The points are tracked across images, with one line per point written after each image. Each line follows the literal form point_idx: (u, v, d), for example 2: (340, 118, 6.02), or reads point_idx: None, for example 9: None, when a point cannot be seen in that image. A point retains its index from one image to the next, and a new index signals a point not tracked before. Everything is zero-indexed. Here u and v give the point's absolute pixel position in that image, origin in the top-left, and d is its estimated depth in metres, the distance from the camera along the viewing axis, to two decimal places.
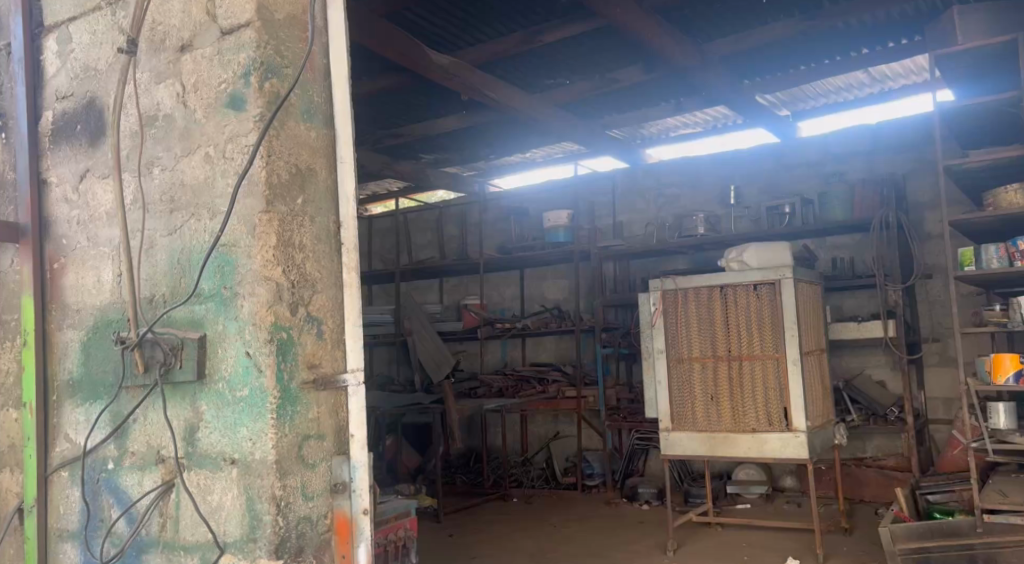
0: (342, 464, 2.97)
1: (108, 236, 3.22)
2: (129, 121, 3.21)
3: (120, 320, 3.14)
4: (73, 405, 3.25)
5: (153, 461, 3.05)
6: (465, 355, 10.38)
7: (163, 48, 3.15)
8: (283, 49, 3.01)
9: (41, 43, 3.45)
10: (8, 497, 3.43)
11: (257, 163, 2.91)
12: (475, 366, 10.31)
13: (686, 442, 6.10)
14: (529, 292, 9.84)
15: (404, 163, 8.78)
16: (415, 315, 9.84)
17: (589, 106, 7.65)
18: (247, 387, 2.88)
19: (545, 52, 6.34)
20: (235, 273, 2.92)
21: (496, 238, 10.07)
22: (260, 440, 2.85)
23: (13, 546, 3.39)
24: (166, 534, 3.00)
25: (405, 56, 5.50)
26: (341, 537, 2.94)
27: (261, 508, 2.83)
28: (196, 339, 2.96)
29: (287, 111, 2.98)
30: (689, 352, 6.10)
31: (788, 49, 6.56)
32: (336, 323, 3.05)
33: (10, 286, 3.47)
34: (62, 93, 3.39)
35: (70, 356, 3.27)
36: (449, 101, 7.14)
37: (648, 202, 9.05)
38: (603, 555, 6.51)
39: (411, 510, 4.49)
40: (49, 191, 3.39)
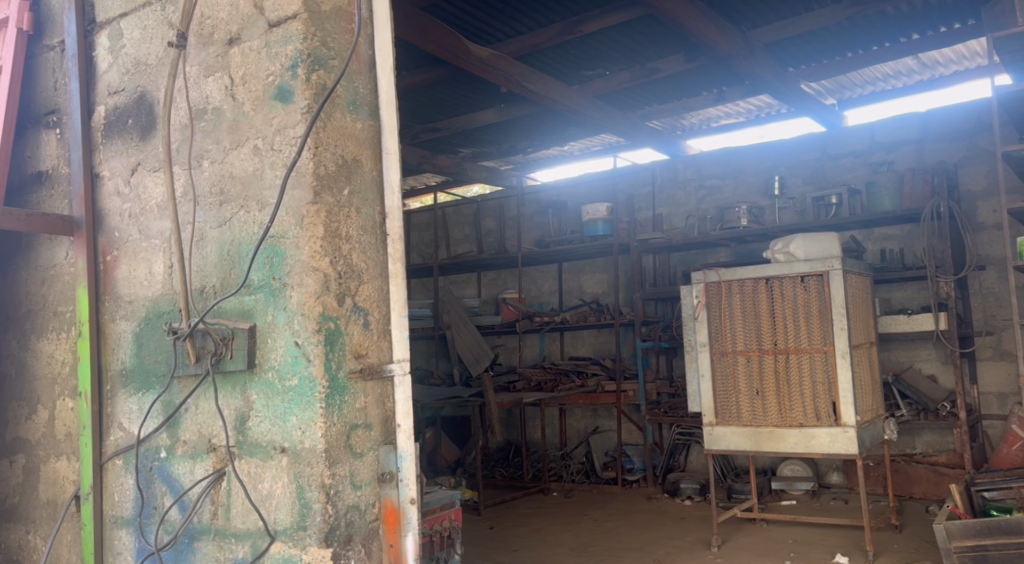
0: (388, 454, 2.99)
1: (159, 228, 3.27)
2: (178, 114, 3.24)
3: (172, 311, 3.19)
4: (127, 395, 3.30)
5: (204, 450, 3.09)
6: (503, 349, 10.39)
7: (211, 41, 3.18)
8: (329, 40, 3.02)
9: (92, 39, 3.51)
10: (65, 483, 3.51)
11: (305, 155, 2.94)
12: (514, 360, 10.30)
13: (730, 436, 6.04)
14: (567, 285, 9.81)
15: (444, 157, 8.80)
16: (453, 307, 10.06)
17: (630, 97, 7.60)
18: (297, 376, 2.90)
19: (585, 42, 6.30)
20: (284, 264, 2.95)
21: (534, 232, 10.05)
22: (309, 430, 2.88)
23: (70, 532, 3.45)
24: (217, 521, 3.04)
25: (446, 50, 5.51)
26: (389, 526, 2.96)
27: (310, 496, 2.86)
28: (246, 330, 2.99)
29: (333, 103, 3.00)
30: (733, 345, 6.04)
31: (833, 36, 6.45)
32: (382, 314, 3.07)
33: (65, 279, 3.55)
34: (114, 88, 3.44)
35: (124, 346, 3.32)
36: (488, 94, 7.14)
37: (689, 194, 8.96)
38: (645, 549, 6.48)
39: (457, 501, 4.49)
40: (102, 184, 3.45)
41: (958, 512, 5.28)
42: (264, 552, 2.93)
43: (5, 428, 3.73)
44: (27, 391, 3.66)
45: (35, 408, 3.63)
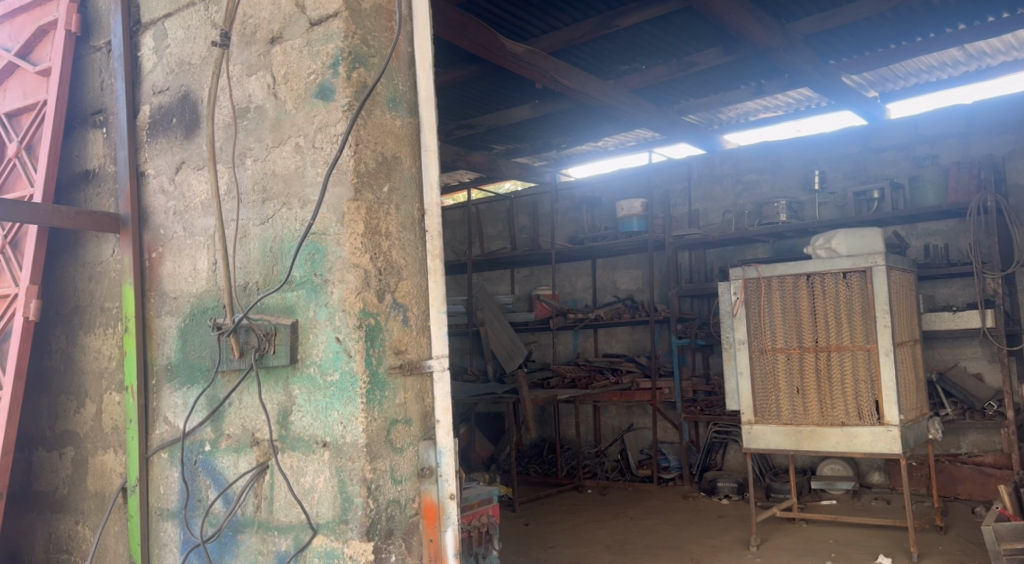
0: (428, 449, 3.02)
1: (203, 225, 3.32)
2: (222, 113, 3.28)
3: (216, 307, 3.24)
4: (172, 389, 3.36)
5: (248, 444, 3.13)
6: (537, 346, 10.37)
7: (254, 40, 3.21)
8: (370, 38, 3.04)
9: (138, 39, 3.57)
10: (112, 476, 3.57)
11: (346, 152, 2.96)
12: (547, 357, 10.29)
13: (770, 435, 5.97)
14: (601, 282, 9.78)
15: (478, 154, 8.80)
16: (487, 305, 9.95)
17: (667, 92, 7.55)
18: (338, 371, 2.93)
19: (621, 36, 6.26)
20: (325, 260, 2.98)
21: (568, 228, 10.04)
22: (350, 424, 2.90)
23: (117, 523, 3.52)
24: (261, 514, 3.08)
25: (481, 46, 5.51)
26: (429, 521, 2.99)
27: (352, 490, 2.89)
28: (289, 325, 3.02)
29: (373, 100, 3.02)
30: (772, 343, 5.97)
31: (876, 28, 6.35)
32: (421, 310, 3.09)
33: (112, 275, 3.61)
34: (159, 87, 3.49)
35: (169, 341, 3.38)
36: (524, 90, 7.13)
37: (726, 189, 8.89)
38: (682, 548, 6.44)
39: (494, 497, 4.49)
40: (147, 182, 3.51)
41: (1007, 514, 5.18)
42: (306, 546, 2.96)
43: (55, 421, 3.81)
44: (76, 384, 3.74)
45: (83, 402, 3.71)
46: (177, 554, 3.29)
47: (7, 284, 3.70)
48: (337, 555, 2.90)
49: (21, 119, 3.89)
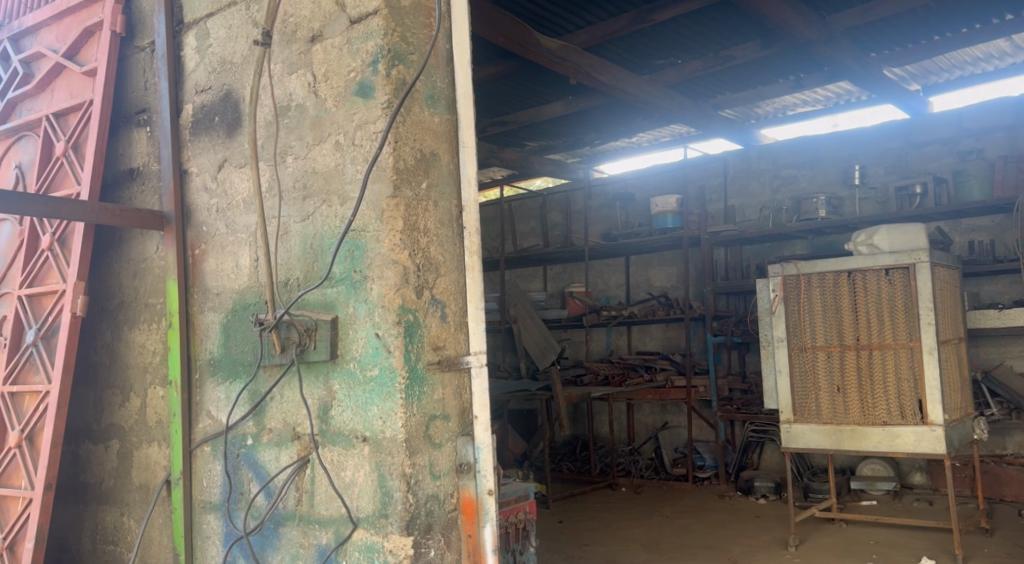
0: (466, 445, 3.03)
1: (245, 222, 3.36)
2: (264, 111, 3.32)
3: (258, 303, 3.28)
4: (215, 383, 3.41)
5: (289, 438, 3.17)
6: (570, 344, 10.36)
7: (294, 39, 3.25)
8: (409, 35, 3.06)
9: (181, 39, 3.63)
10: (157, 468, 3.63)
11: (386, 148, 2.98)
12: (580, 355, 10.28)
13: (809, 435, 5.90)
14: (634, 279, 9.74)
15: (511, 151, 8.81)
16: (521, 303, 9.82)
17: (704, 87, 7.49)
18: (377, 367, 2.96)
19: (658, 31, 6.23)
20: (365, 257, 3.00)
21: (601, 225, 10.00)
22: (390, 419, 2.92)
23: (161, 515, 3.58)
24: (302, 507, 3.11)
25: (515, 42, 5.51)
26: (468, 517, 3.00)
27: (392, 485, 2.91)
28: (329, 321, 3.05)
29: (412, 98, 3.03)
30: (812, 341, 5.90)
31: (918, 20, 6.26)
32: (459, 306, 3.10)
33: (156, 271, 3.67)
34: (201, 86, 3.54)
35: (211, 336, 3.43)
36: (558, 86, 7.12)
37: (763, 184, 8.78)
38: (719, 548, 6.39)
39: (531, 493, 4.49)
40: (190, 179, 3.56)
41: None
42: (347, 540, 2.99)
43: (101, 415, 3.88)
44: (121, 378, 3.81)
45: (128, 396, 3.77)
46: (220, 546, 3.33)
47: (55, 280, 3.78)
48: (378, 549, 2.93)
49: (68, 118, 3.96)
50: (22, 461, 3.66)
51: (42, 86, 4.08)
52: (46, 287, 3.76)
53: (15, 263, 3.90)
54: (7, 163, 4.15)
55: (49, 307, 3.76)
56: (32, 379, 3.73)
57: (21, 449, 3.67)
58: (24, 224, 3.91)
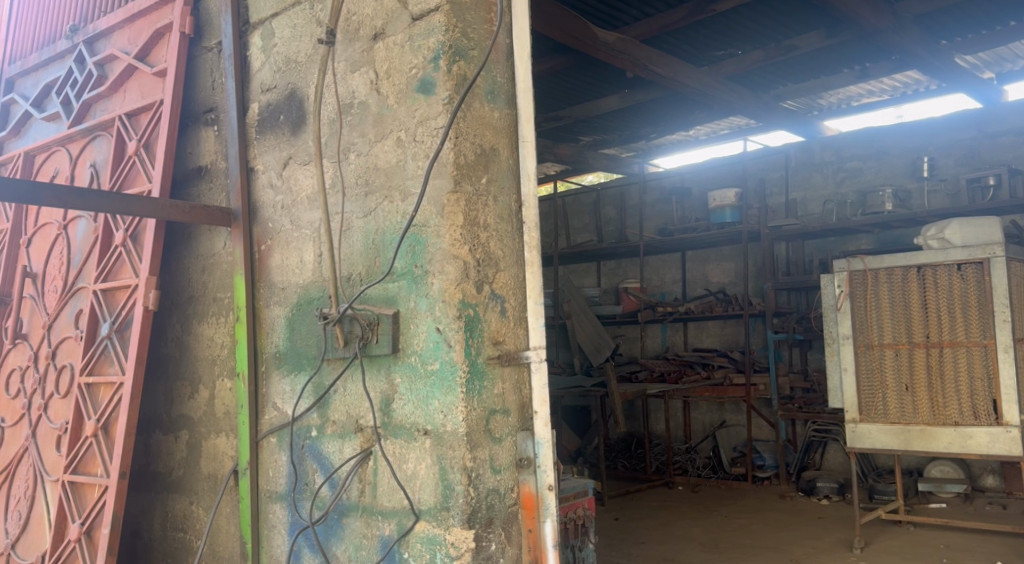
0: (526, 439, 3.04)
1: (309, 218, 3.42)
2: (327, 109, 3.37)
3: (322, 297, 3.34)
4: (281, 375, 3.48)
5: (352, 430, 3.22)
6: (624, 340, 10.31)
7: (357, 37, 3.29)
8: (470, 31, 3.07)
9: (247, 39, 3.70)
10: (224, 458, 3.73)
11: (446, 144, 3.00)
12: (634, 351, 10.22)
13: (875, 435, 5.76)
14: (691, 275, 9.64)
15: (565, 146, 8.79)
16: (573, 298, 9.70)
17: (765, 78, 7.36)
18: (438, 361, 2.98)
19: (718, 22, 6.14)
20: (426, 252, 3.03)
21: (656, 220, 9.91)
22: (451, 413, 2.95)
23: (229, 504, 3.66)
24: (365, 499, 3.16)
25: (572, 36, 5.48)
26: (528, 512, 3.01)
27: (453, 478, 2.93)
28: (391, 315, 3.09)
29: (472, 94, 3.05)
30: (880, 338, 5.75)
31: (991, 6, 6.07)
32: (518, 301, 3.11)
33: (224, 267, 3.76)
34: (267, 85, 3.61)
35: (277, 331, 3.50)
36: (615, 80, 7.07)
37: (826, 177, 8.60)
38: (781, 549, 6.30)
39: (590, 489, 4.48)
40: (257, 177, 3.63)
41: None
42: (409, 531, 3.02)
43: (171, 406, 4.00)
44: (190, 370, 3.92)
45: (197, 387, 3.88)
46: (285, 536, 3.40)
47: (128, 275, 3.89)
48: (440, 541, 2.95)
49: (140, 118, 4.08)
50: (98, 450, 3.78)
51: (115, 88, 4.20)
52: (120, 281, 3.89)
53: (91, 258, 4.04)
54: (83, 162, 4.29)
55: (122, 301, 3.88)
56: (107, 370, 3.86)
57: (97, 438, 3.80)
58: (99, 220, 4.04)
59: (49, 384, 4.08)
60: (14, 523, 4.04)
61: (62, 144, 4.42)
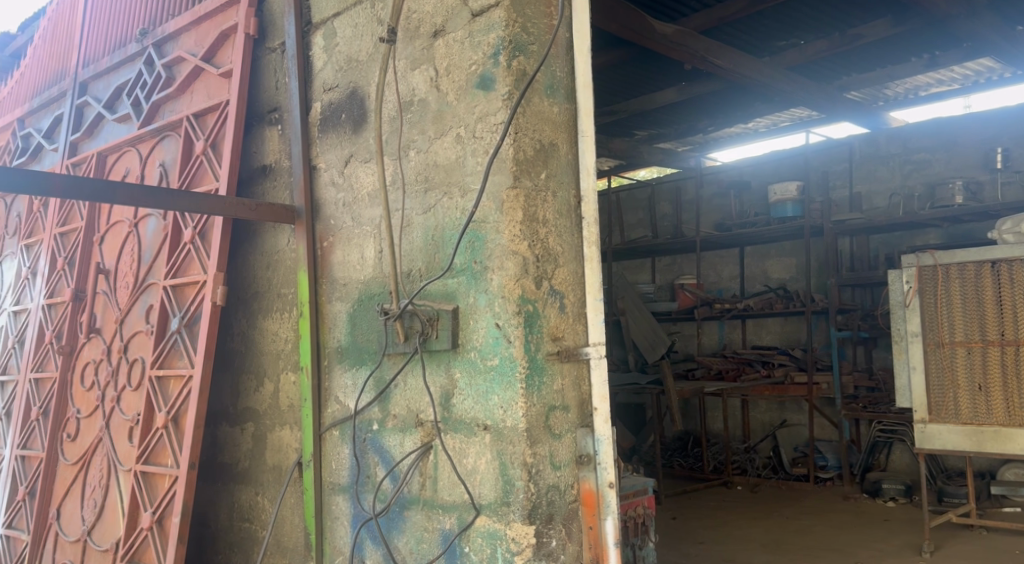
0: (586, 436, 3.04)
1: (370, 215, 3.46)
2: (388, 107, 3.41)
3: (382, 293, 3.38)
4: (343, 370, 3.53)
5: (413, 424, 3.25)
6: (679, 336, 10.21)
7: (418, 35, 3.31)
8: (529, 26, 3.07)
9: (309, 39, 3.76)
10: (289, 451, 3.79)
11: (506, 140, 3.01)
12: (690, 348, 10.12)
13: (946, 436, 5.59)
14: (750, 271, 9.50)
15: (621, 141, 8.70)
16: (628, 295, 9.73)
17: (828, 69, 7.21)
18: (497, 356, 2.99)
19: (779, 12, 6.03)
20: (485, 248, 3.04)
21: (713, 215, 9.81)
22: (511, 409, 2.96)
23: (293, 495, 3.73)
24: (426, 492, 3.19)
25: (629, 29, 5.43)
26: (589, 509, 3.01)
27: (513, 474, 2.94)
28: (450, 311, 3.11)
29: (532, 89, 3.05)
30: (950, 336, 5.59)
31: None
32: (578, 297, 3.10)
33: (287, 264, 3.83)
34: (329, 85, 3.67)
35: (339, 325, 3.55)
36: (673, 72, 6.98)
37: (893, 169, 8.39)
38: (846, 551, 6.17)
39: (650, 487, 4.43)
40: (319, 175, 3.69)
41: None
42: (470, 526, 3.04)
43: (237, 398, 4.09)
44: (256, 364, 4.00)
45: (262, 380, 3.96)
46: (348, 527, 3.45)
47: (197, 271, 3.99)
48: (500, 536, 2.97)
49: (207, 118, 4.17)
50: (169, 441, 3.88)
51: (183, 89, 4.31)
52: (189, 277, 3.98)
53: (161, 255, 4.16)
54: (152, 162, 4.42)
55: (191, 297, 3.97)
56: (176, 363, 3.96)
57: (168, 430, 3.90)
58: (169, 218, 4.15)
59: (121, 377, 4.21)
60: (89, 510, 4.17)
61: (133, 144, 4.55)
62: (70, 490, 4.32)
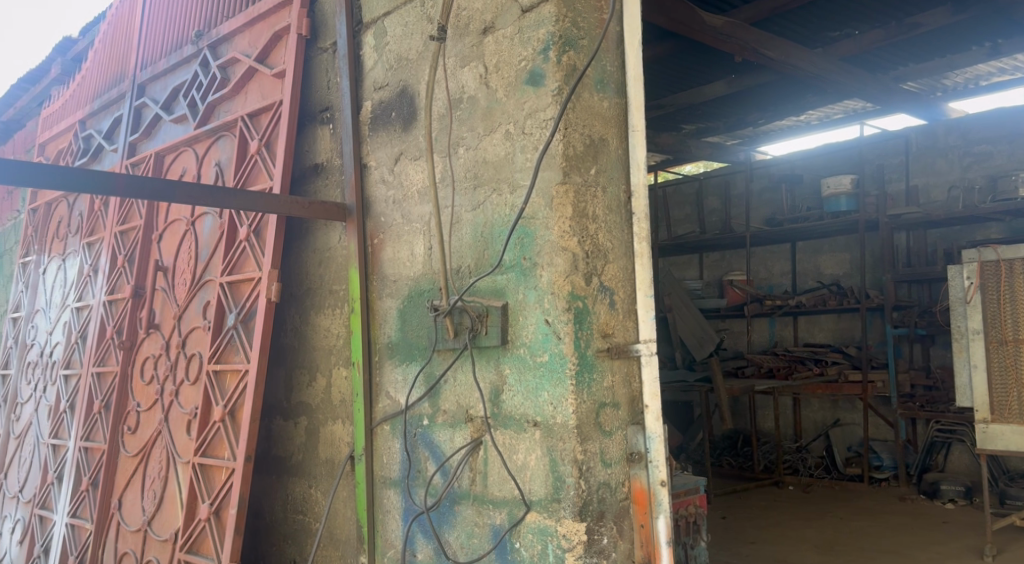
0: (637, 434, 3.04)
1: (420, 212, 3.48)
2: (438, 104, 3.43)
3: (432, 289, 3.40)
4: (393, 365, 3.56)
5: (463, 419, 3.27)
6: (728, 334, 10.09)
7: (467, 32, 3.32)
8: (580, 20, 3.06)
9: (360, 39, 3.80)
10: (341, 444, 3.84)
11: (556, 136, 3.01)
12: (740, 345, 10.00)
13: (1009, 436, 5.41)
14: (802, 267, 9.35)
15: (669, 136, 8.60)
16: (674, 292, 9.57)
17: (885, 59, 7.05)
18: (547, 353, 2.99)
19: (833, 1, 5.91)
20: (535, 244, 3.04)
21: (764, 210, 9.67)
22: (561, 405, 2.96)
23: (346, 489, 3.77)
24: (476, 488, 3.20)
25: (677, 21, 5.37)
26: (640, 506, 3.00)
27: (564, 470, 2.94)
28: (500, 307, 3.12)
29: (582, 84, 3.04)
30: (1015, 334, 5.44)
31: None
32: (628, 293, 3.09)
33: (339, 260, 3.88)
34: (379, 84, 3.70)
35: (390, 322, 3.59)
36: (723, 64, 6.89)
37: (951, 162, 8.19)
38: (903, 553, 6.06)
39: (701, 486, 4.37)
40: (370, 173, 3.72)
41: None
42: (521, 521, 3.05)
43: (291, 393, 4.15)
44: (309, 359, 4.06)
45: (315, 375, 4.01)
46: (400, 521, 3.48)
47: (252, 268, 4.06)
48: (551, 533, 2.96)
49: (261, 118, 4.24)
50: (226, 434, 3.96)
51: (237, 89, 4.38)
52: (244, 274, 4.06)
53: (217, 253, 4.24)
54: (208, 162, 4.50)
55: (247, 293, 4.05)
56: (233, 358, 4.03)
57: (225, 423, 3.98)
58: (224, 216, 4.23)
59: (180, 371, 4.30)
60: (149, 501, 4.28)
61: (189, 144, 4.64)
62: (131, 482, 4.43)
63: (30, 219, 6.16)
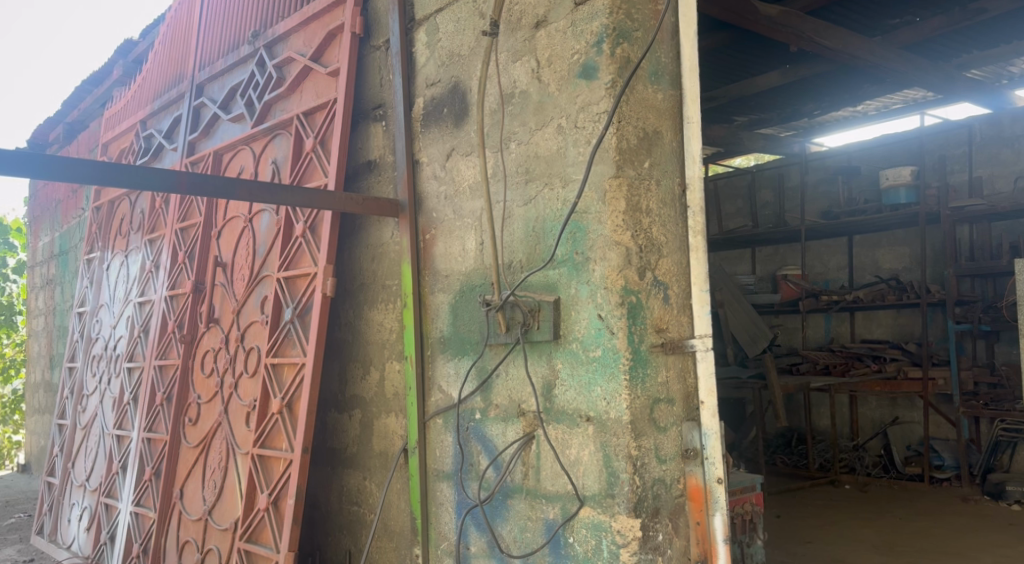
0: (693, 431, 3.00)
1: (472, 207, 3.50)
2: (490, 100, 3.42)
3: (484, 284, 3.41)
4: (445, 360, 3.58)
5: (515, 414, 3.27)
6: (782, 329, 9.94)
7: (519, 27, 3.33)
8: (634, 12, 3.04)
9: (413, 35, 3.82)
10: (395, 437, 3.88)
11: (609, 130, 2.99)
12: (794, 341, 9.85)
13: None
14: (859, 261, 9.17)
15: (721, 128, 8.48)
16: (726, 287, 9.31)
17: (946, 47, 6.87)
18: (600, 347, 2.98)
19: None
20: (587, 239, 3.03)
21: (819, 203, 9.50)
22: (614, 401, 2.94)
23: (400, 480, 3.81)
24: (528, 482, 3.21)
25: (729, 11, 5.29)
26: (696, 504, 2.98)
27: (618, 466, 2.93)
28: (552, 302, 3.12)
29: (636, 76, 3.02)
30: None
31: None
32: (682, 288, 3.06)
33: (391, 255, 3.92)
34: (431, 80, 3.72)
35: (442, 316, 3.60)
36: (777, 54, 6.76)
37: (1017, 153, 7.95)
38: (967, 555, 5.92)
39: (757, 484, 4.32)
40: (422, 169, 3.75)
41: None
42: (574, 516, 3.04)
43: (345, 386, 4.20)
44: (363, 353, 4.11)
45: (369, 369, 4.05)
46: (453, 514, 3.50)
47: (308, 263, 4.12)
48: (605, 529, 2.95)
49: (315, 117, 4.29)
50: (283, 426, 4.02)
51: (293, 88, 4.44)
52: (301, 270, 4.11)
53: (274, 248, 4.31)
54: (265, 160, 4.57)
55: (304, 289, 4.10)
56: (290, 351, 4.09)
57: (283, 415, 4.04)
58: (282, 213, 4.29)
59: (239, 364, 4.38)
60: (210, 491, 4.37)
61: (246, 143, 4.72)
62: (192, 472, 4.53)
63: (94, 217, 6.32)
